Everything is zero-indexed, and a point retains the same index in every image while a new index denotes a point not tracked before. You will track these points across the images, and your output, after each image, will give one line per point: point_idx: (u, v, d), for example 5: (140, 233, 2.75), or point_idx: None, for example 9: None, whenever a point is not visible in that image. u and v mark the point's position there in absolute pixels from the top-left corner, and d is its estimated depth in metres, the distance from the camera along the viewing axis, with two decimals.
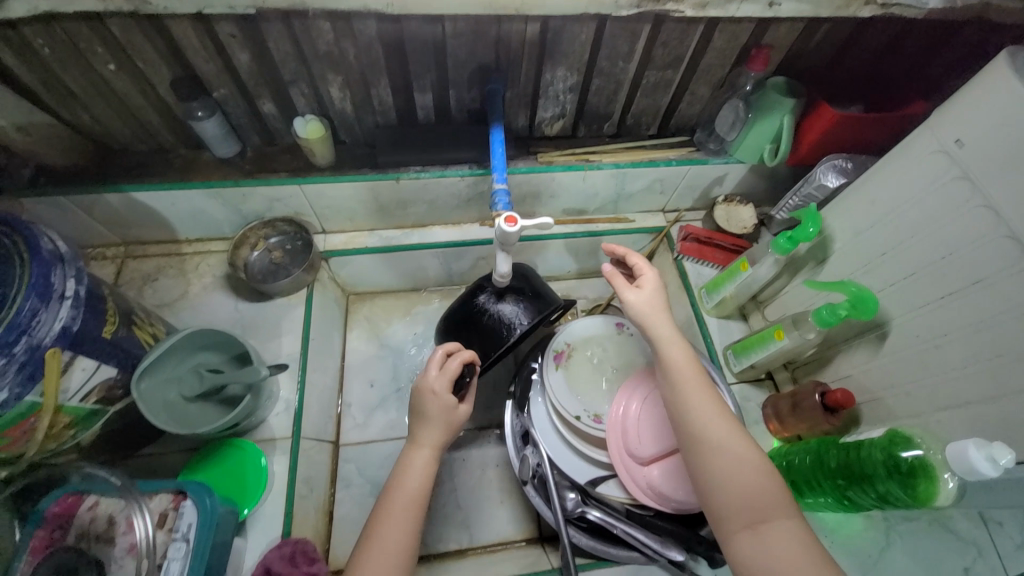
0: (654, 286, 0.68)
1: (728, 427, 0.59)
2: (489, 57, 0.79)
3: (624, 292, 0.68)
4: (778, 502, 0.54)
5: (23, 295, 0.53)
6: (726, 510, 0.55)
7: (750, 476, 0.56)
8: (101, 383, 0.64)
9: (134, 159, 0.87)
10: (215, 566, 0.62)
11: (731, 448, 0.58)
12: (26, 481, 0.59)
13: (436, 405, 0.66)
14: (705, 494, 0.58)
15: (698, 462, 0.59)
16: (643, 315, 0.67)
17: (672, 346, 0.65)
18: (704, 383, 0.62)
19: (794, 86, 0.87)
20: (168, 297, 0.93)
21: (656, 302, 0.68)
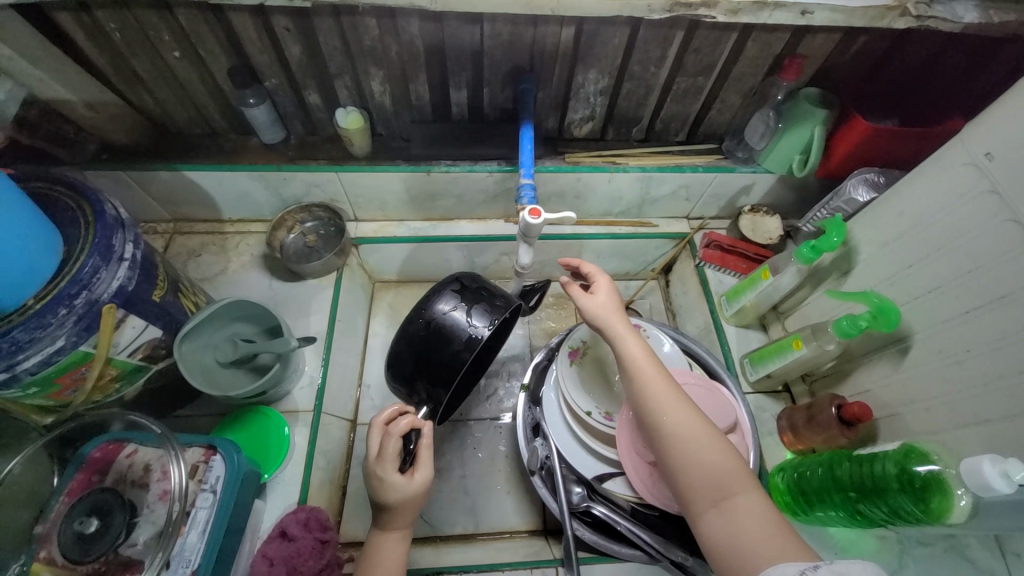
0: (608, 291, 0.72)
1: (684, 413, 0.60)
2: (523, 58, 0.82)
3: (578, 298, 0.72)
4: (740, 479, 0.55)
5: (87, 254, 0.58)
6: (690, 495, 0.56)
7: (710, 458, 0.57)
8: (147, 342, 0.69)
9: (189, 141, 0.93)
10: (237, 522, 0.66)
11: (689, 433, 0.59)
12: (72, 427, 0.65)
13: (391, 495, 0.63)
14: (671, 482, 0.59)
15: (660, 450, 0.60)
16: (598, 316, 0.69)
17: (628, 342, 0.67)
18: (661, 372, 0.64)
19: (827, 97, 0.88)
20: (209, 272, 0.99)
21: (610, 303, 0.70)
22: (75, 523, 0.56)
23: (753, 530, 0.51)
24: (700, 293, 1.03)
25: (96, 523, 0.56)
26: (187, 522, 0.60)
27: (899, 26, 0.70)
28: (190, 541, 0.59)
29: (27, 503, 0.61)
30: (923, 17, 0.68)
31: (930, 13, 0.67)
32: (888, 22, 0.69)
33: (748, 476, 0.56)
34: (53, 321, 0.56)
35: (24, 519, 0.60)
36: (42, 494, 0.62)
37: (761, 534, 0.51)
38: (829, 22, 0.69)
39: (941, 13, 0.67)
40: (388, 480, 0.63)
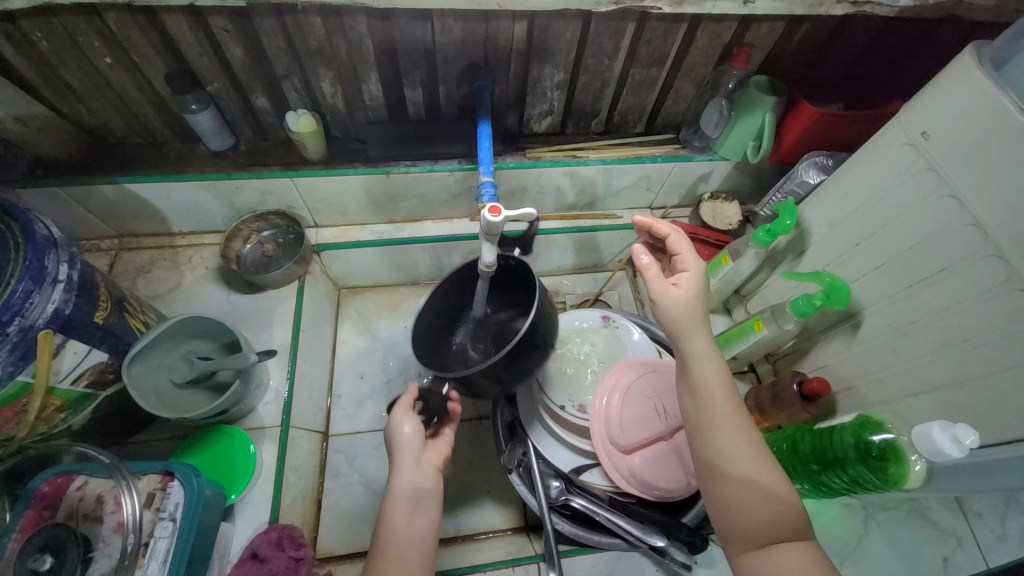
0: (693, 287, 0.60)
1: (751, 449, 0.54)
2: (477, 54, 0.81)
3: (655, 291, 0.60)
4: (795, 527, 0.51)
5: (17, 278, 0.54)
6: (737, 530, 0.52)
7: (769, 503, 0.52)
8: (92, 367, 0.65)
9: (129, 153, 0.88)
10: (202, 548, 0.63)
11: (752, 472, 0.53)
12: (16, 462, 0.61)
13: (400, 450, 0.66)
14: (717, 512, 0.54)
15: (712, 484, 0.55)
16: (677, 320, 0.58)
17: (705, 360, 0.57)
18: (734, 404, 0.56)
19: (775, 85, 0.90)
20: (161, 289, 0.95)
21: (693, 306, 0.59)
22: (27, 562, 0.53)
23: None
24: None
25: (51, 560, 0.53)
26: (145, 553, 0.57)
27: (836, 12, 0.72)
28: (151, 573, 0.56)
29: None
30: (859, 2, 0.70)
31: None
32: (826, 9, 0.71)
33: (804, 524, 0.52)
34: None
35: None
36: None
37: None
38: (770, 11, 0.71)
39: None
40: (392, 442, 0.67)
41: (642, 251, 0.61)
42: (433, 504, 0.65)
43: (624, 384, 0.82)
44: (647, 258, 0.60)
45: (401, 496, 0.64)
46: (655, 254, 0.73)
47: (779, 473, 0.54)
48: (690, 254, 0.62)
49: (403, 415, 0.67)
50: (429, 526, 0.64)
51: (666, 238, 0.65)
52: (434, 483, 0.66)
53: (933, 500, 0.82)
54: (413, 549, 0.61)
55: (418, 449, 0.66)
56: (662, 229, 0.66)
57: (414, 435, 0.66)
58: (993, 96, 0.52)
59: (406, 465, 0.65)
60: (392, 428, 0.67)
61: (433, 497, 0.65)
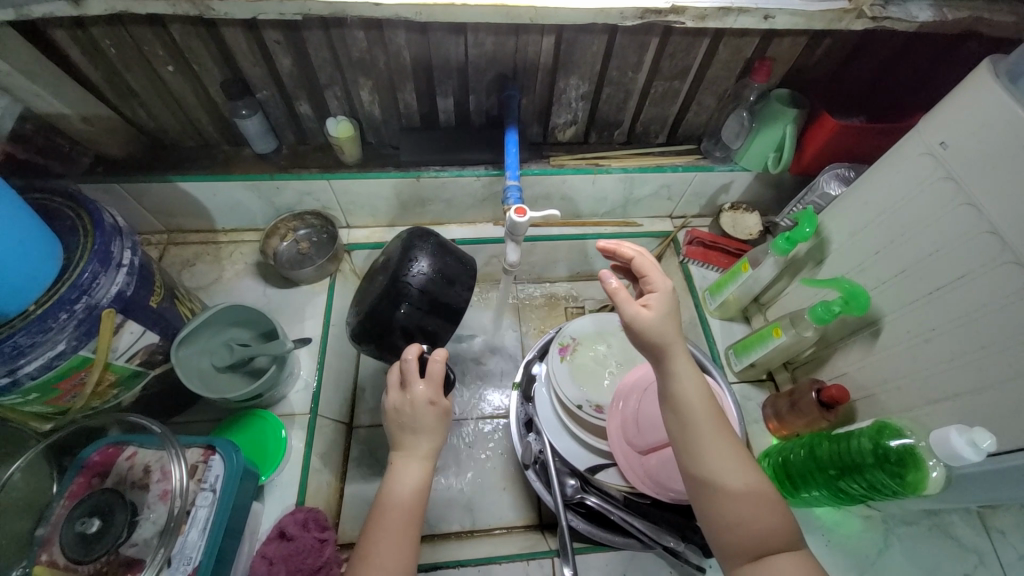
0: (664, 307, 0.60)
1: (739, 463, 0.54)
2: (507, 67, 0.86)
3: (630, 313, 0.59)
4: (791, 534, 0.51)
5: (86, 260, 0.59)
6: (734, 548, 0.51)
7: (762, 513, 0.51)
8: (144, 348, 0.70)
9: (182, 153, 0.95)
10: (236, 524, 0.67)
11: (743, 487, 0.53)
12: (66, 434, 0.66)
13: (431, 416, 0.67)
14: (713, 532, 0.53)
15: (706, 503, 0.54)
16: (653, 341, 0.58)
17: (686, 380, 0.57)
18: (716, 419, 0.56)
19: (797, 98, 0.92)
20: (204, 281, 1.01)
21: (669, 325, 0.59)
22: (77, 524, 0.57)
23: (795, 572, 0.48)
24: (685, 289, 1.08)
25: (98, 523, 0.57)
26: (187, 520, 0.60)
27: (856, 27, 0.74)
28: (191, 539, 0.60)
29: (25, 513, 0.61)
30: (879, 18, 0.72)
31: (884, 15, 0.72)
32: (846, 24, 0.74)
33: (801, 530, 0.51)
34: (54, 325, 0.57)
35: (21, 527, 0.61)
36: (40, 501, 0.63)
37: (792, 561, 0.49)
38: (790, 25, 0.73)
39: (896, 13, 0.72)
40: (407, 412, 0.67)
41: (611, 276, 0.61)
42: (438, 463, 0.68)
43: (644, 383, 0.83)
44: (616, 281, 0.60)
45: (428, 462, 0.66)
46: (623, 278, 0.74)
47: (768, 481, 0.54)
48: (660, 274, 0.63)
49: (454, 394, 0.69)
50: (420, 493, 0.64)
51: (631, 260, 0.66)
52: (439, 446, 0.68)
53: (957, 516, 0.81)
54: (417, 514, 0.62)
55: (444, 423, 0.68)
56: (626, 253, 0.66)
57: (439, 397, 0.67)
58: (1010, 108, 0.53)
59: (422, 440, 0.66)
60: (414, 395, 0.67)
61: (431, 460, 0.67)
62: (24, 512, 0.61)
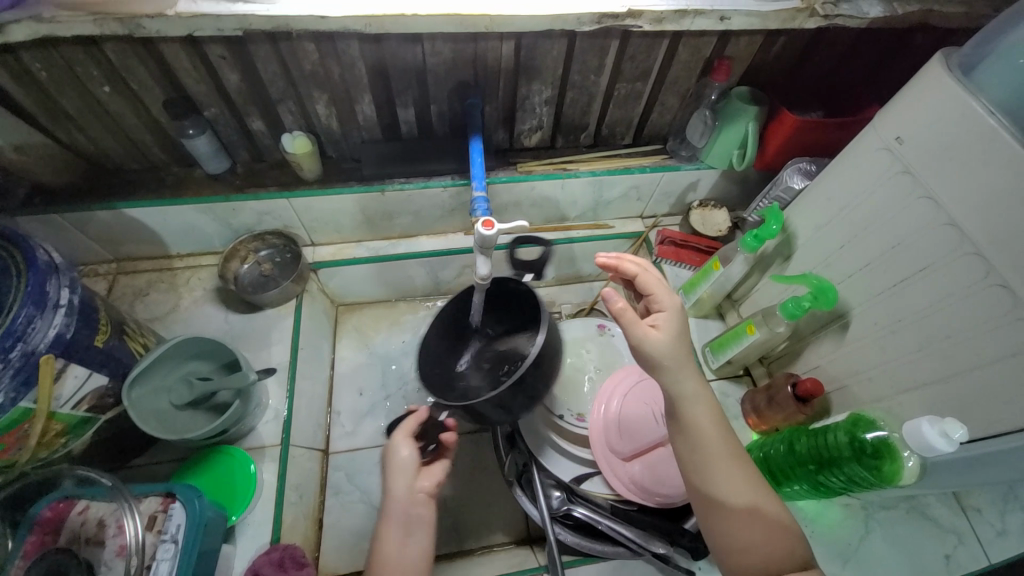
0: (674, 329, 0.58)
1: (749, 485, 0.54)
2: (467, 74, 0.84)
3: (638, 336, 0.56)
4: (799, 555, 0.51)
5: (19, 303, 0.55)
6: (743, 570, 0.52)
7: (771, 535, 0.52)
8: (93, 391, 0.65)
9: (128, 178, 0.90)
10: (203, 572, 0.63)
11: (753, 511, 0.53)
12: (14, 489, 0.61)
13: (397, 473, 0.65)
14: (722, 553, 0.54)
15: (714, 524, 0.54)
16: (661, 364, 0.56)
17: (695, 403, 0.56)
18: (726, 441, 0.55)
19: (756, 95, 0.93)
20: (159, 311, 0.95)
21: (678, 347, 0.57)
22: None
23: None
24: None
25: None
26: None
27: (809, 25, 0.75)
28: None
29: None
30: (830, 16, 0.73)
31: (835, 12, 0.73)
32: (799, 23, 0.75)
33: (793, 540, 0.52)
34: None
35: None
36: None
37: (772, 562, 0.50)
38: (746, 26, 0.74)
39: (846, 11, 0.73)
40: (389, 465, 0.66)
41: (614, 294, 0.57)
42: (425, 534, 0.63)
43: (623, 388, 0.84)
44: (622, 301, 0.56)
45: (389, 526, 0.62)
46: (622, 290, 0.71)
47: (773, 500, 0.55)
48: (667, 293, 0.61)
49: (401, 440, 0.66)
50: (412, 559, 0.61)
51: (635, 277, 0.63)
52: (426, 518, 0.64)
53: (932, 497, 0.83)
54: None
55: (412, 475, 0.65)
56: (629, 268, 0.64)
57: (413, 459, 0.65)
58: (966, 104, 0.54)
59: (395, 495, 0.64)
60: (388, 451, 0.66)
61: (422, 521, 0.64)
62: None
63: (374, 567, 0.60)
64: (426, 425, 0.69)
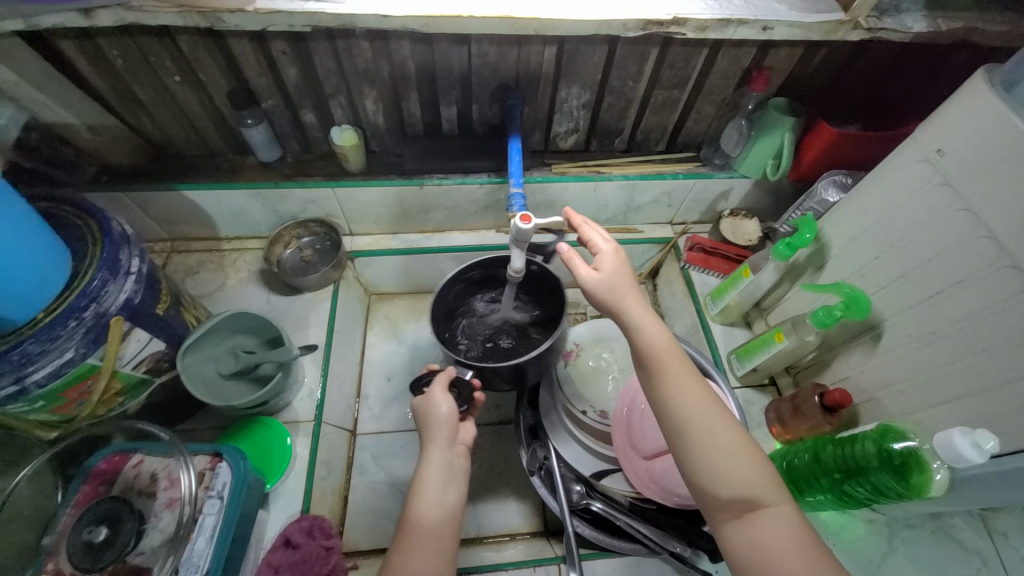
0: (615, 266, 0.65)
1: (711, 414, 0.58)
2: (509, 76, 0.87)
3: (583, 276, 0.65)
4: (761, 479, 0.55)
5: (95, 268, 0.60)
6: (714, 499, 0.55)
7: (732, 460, 0.56)
8: (151, 354, 0.70)
9: (187, 162, 0.96)
10: (240, 535, 0.66)
11: (715, 437, 0.57)
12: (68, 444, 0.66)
13: (438, 427, 0.67)
14: (693, 483, 0.57)
15: (680, 453, 0.58)
16: (609, 302, 0.64)
17: (650, 336, 0.62)
18: (684, 372, 0.60)
19: (794, 106, 0.94)
20: (207, 288, 1.01)
21: (622, 283, 0.64)
22: (84, 532, 0.56)
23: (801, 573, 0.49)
24: (687, 294, 1.09)
25: (105, 532, 0.56)
26: (194, 528, 0.59)
27: (852, 37, 0.76)
28: (198, 547, 0.59)
29: (30, 523, 0.61)
30: (873, 28, 0.74)
31: (878, 26, 0.73)
32: (842, 35, 0.75)
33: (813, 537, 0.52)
34: (62, 333, 0.57)
35: (28, 538, 0.61)
36: (45, 512, 0.63)
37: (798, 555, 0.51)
38: (788, 36, 0.75)
39: (890, 24, 0.73)
40: (424, 414, 0.69)
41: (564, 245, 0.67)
42: (461, 483, 0.67)
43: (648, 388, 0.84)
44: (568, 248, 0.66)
45: (428, 480, 0.65)
46: None
47: (738, 429, 0.58)
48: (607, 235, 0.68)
49: (441, 396, 0.68)
50: (451, 508, 0.64)
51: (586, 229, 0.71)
52: (459, 468, 0.67)
53: (959, 519, 0.81)
54: (444, 525, 0.62)
55: (451, 429, 0.67)
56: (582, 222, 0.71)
57: (451, 416, 0.68)
58: (1004, 116, 0.55)
59: (436, 451, 0.66)
60: (427, 406, 0.69)
61: (457, 475, 0.66)
62: (28, 523, 0.61)
63: (412, 525, 0.62)
64: (457, 382, 0.71)
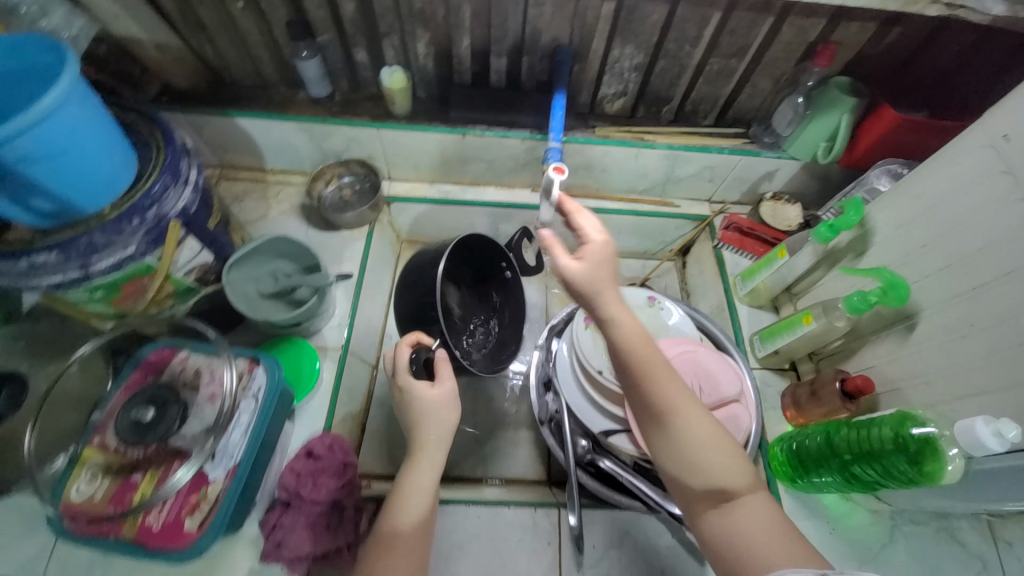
0: (597, 255, 0.63)
1: (688, 409, 0.60)
2: (564, 30, 0.86)
3: (563, 265, 0.63)
4: (735, 470, 0.58)
5: (159, 172, 0.63)
6: (692, 490, 0.59)
7: (707, 452, 0.59)
8: (200, 265, 0.75)
9: (242, 92, 0.99)
10: (271, 438, 0.71)
11: (694, 433, 0.59)
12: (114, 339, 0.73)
13: (438, 419, 0.67)
14: (672, 474, 0.61)
15: (660, 447, 0.61)
16: (586, 292, 0.63)
17: (627, 330, 0.62)
18: (659, 367, 0.61)
19: (857, 86, 0.90)
20: (251, 216, 1.05)
21: (602, 272, 0.63)
22: (134, 411, 0.62)
23: (792, 564, 0.50)
24: (716, 273, 1.07)
25: (152, 412, 0.62)
26: (230, 423, 0.64)
27: (929, 13, 0.72)
28: (233, 440, 0.63)
29: (76, 409, 0.69)
30: (955, 4, 0.70)
31: (961, 2, 0.69)
32: (920, 9, 0.71)
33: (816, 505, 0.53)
34: (127, 229, 0.61)
35: (71, 421, 0.68)
36: (88, 400, 0.71)
37: (786, 551, 0.51)
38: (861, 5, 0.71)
39: (974, 1, 0.69)
40: (418, 405, 0.68)
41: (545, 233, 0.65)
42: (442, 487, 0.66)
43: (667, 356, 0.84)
44: (549, 236, 0.64)
45: (417, 479, 0.63)
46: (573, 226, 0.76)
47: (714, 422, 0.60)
48: (594, 221, 0.65)
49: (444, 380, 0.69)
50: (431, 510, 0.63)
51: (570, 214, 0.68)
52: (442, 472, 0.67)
53: (965, 522, 0.81)
54: (424, 528, 0.61)
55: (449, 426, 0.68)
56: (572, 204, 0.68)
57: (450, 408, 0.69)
58: None
59: (431, 446, 0.66)
60: (422, 401, 0.68)
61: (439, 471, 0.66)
62: (73, 408, 0.69)
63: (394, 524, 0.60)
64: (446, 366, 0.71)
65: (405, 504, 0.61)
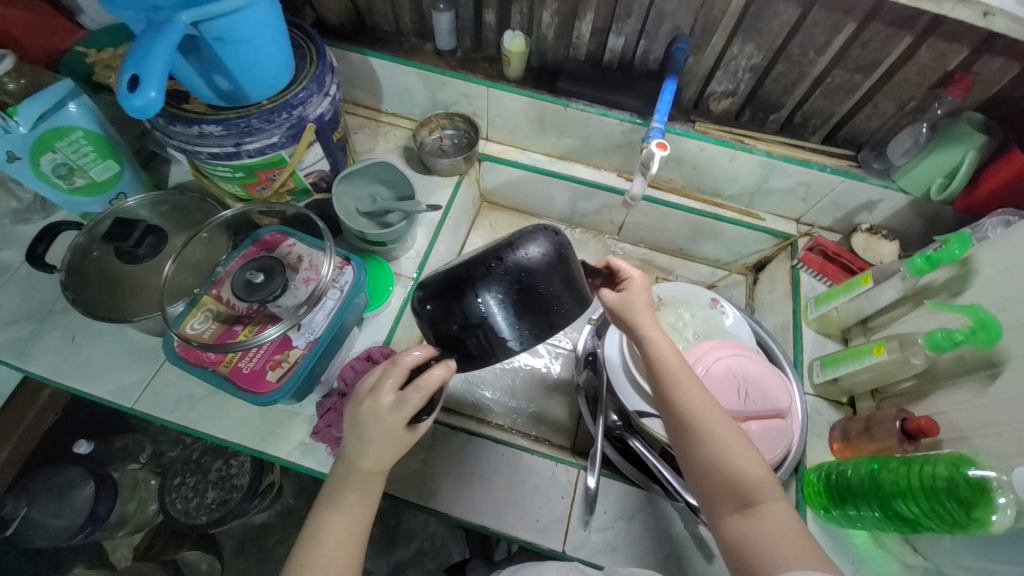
0: (638, 290, 0.70)
1: (713, 417, 0.64)
2: (687, 20, 0.88)
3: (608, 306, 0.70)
4: (758, 478, 0.61)
5: (309, 79, 0.74)
6: (716, 495, 0.61)
7: (733, 459, 0.62)
8: (316, 171, 0.86)
9: (378, 35, 1.10)
10: (343, 332, 0.80)
11: (719, 440, 0.62)
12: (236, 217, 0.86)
13: (371, 455, 0.59)
14: (697, 480, 0.63)
15: (686, 452, 0.64)
16: (626, 317, 0.70)
17: (660, 344, 0.68)
18: (689, 378, 0.66)
19: (989, 125, 0.85)
20: (361, 148, 1.17)
21: (642, 301, 0.70)
22: (248, 273, 0.72)
23: (800, 567, 0.54)
24: (788, 293, 1.04)
25: (262, 277, 0.71)
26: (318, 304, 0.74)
27: None
28: (318, 318, 0.74)
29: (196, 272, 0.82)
30: None
31: None
32: None
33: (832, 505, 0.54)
34: (276, 120, 0.72)
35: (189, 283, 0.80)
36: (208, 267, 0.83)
37: (798, 552, 0.55)
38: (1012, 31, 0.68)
39: None
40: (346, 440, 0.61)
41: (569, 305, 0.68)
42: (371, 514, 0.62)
43: (717, 353, 0.83)
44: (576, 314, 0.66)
45: (334, 513, 0.60)
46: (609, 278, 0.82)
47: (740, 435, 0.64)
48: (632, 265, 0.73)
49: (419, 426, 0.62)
50: (361, 536, 0.60)
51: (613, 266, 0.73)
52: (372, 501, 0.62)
53: None
54: (347, 554, 0.59)
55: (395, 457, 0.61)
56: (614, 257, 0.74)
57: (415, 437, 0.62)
58: None
59: (344, 486, 0.61)
60: (353, 438, 0.60)
61: (365, 495, 0.61)
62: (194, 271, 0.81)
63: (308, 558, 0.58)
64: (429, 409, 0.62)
65: (320, 539, 0.59)
